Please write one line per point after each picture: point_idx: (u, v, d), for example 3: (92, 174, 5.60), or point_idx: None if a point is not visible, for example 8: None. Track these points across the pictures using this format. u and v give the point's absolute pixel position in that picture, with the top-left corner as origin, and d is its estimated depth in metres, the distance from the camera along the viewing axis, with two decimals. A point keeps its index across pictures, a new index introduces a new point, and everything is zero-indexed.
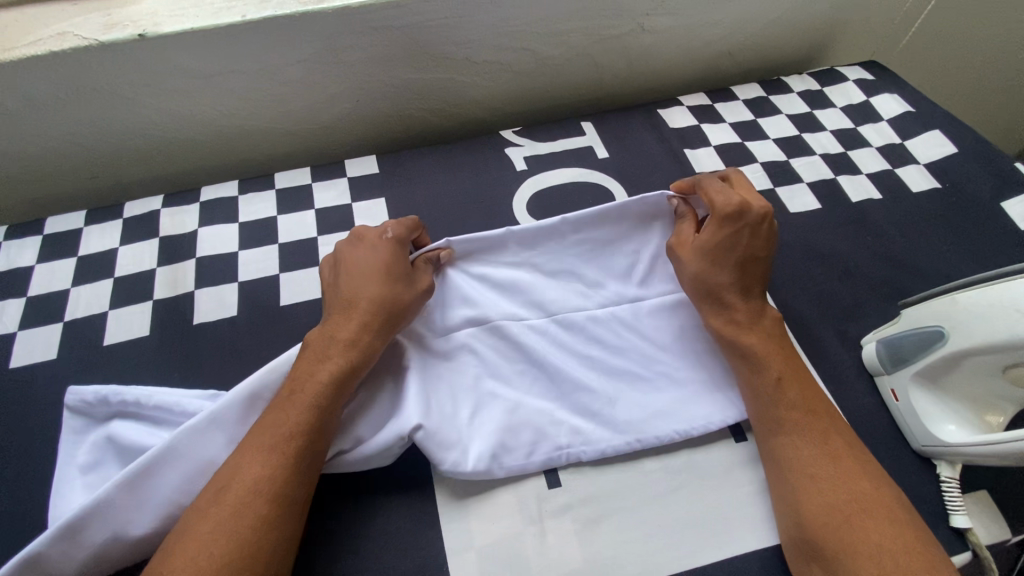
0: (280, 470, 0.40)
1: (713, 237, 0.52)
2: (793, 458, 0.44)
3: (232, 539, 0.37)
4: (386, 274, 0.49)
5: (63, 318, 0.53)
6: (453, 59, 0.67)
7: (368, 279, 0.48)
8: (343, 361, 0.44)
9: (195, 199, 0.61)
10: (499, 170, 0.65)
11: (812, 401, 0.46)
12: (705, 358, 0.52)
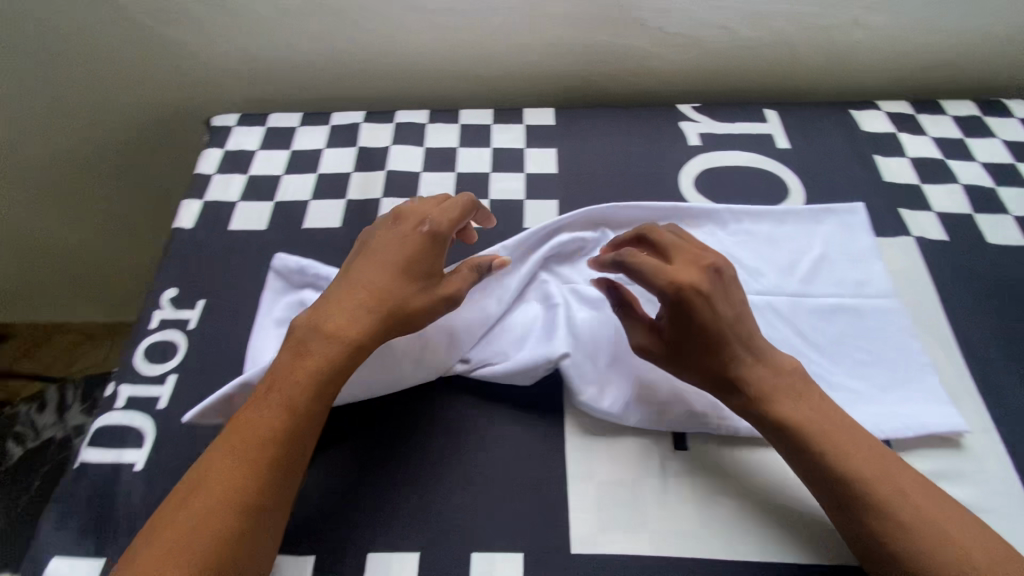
0: (245, 475, 0.38)
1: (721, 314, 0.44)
2: (866, 523, 0.39)
3: (230, 487, 0.37)
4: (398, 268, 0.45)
5: (274, 199, 0.62)
6: (647, 27, 0.68)
7: (380, 268, 0.45)
8: (327, 366, 0.42)
9: (390, 120, 0.68)
10: (672, 142, 0.66)
11: (873, 460, 0.40)
12: (862, 368, 0.50)
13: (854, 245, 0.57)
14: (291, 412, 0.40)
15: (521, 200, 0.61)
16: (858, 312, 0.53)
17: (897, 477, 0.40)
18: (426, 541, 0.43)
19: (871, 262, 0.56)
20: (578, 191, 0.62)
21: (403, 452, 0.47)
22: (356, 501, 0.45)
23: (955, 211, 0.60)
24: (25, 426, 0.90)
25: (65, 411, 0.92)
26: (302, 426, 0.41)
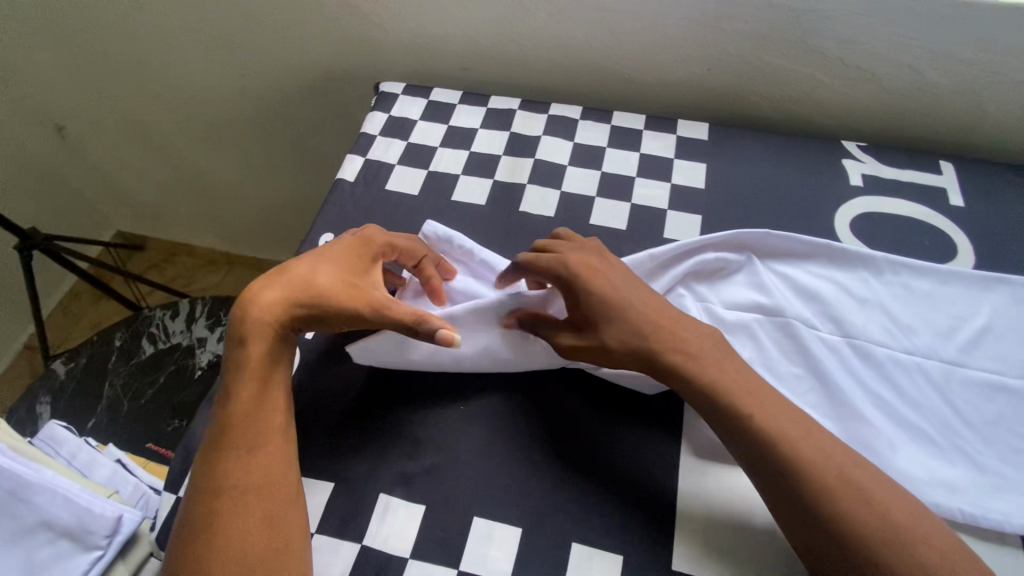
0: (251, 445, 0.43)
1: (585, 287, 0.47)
2: (802, 506, 0.39)
3: (239, 461, 0.42)
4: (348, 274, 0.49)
5: (427, 168, 0.65)
6: (825, 56, 0.65)
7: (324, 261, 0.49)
8: (266, 318, 0.46)
9: (544, 111, 0.70)
10: (830, 179, 0.63)
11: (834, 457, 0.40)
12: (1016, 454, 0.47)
13: None
14: (253, 382, 0.45)
15: (663, 210, 0.61)
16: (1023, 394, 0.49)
17: (814, 456, 0.40)
18: (530, 519, 0.45)
19: None
20: (723, 211, 0.61)
21: (519, 429, 0.49)
22: (470, 466, 0.47)
23: None
24: (157, 327, 0.99)
25: (192, 323, 0.99)
26: (261, 383, 0.45)
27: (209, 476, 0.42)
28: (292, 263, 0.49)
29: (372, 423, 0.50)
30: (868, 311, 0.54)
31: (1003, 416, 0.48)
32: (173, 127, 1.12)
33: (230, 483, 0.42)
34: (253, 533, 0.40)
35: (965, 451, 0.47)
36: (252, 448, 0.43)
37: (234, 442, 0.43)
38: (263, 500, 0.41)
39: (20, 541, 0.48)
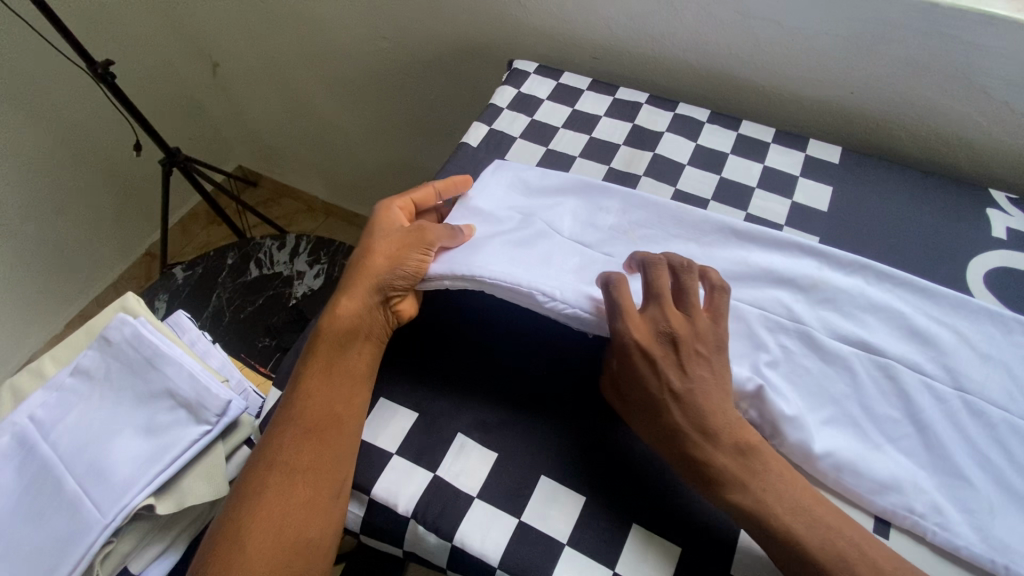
0: (305, 444, 0.46)
1: (683, 355, 0.45)
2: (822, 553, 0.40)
3: (298, 465, 0.45)
4: (386, 237, 0.54)
5: (547, 145, 0.68)
6: (988, 98, 0.61)
7: (384, 249, 0.53)
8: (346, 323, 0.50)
9: (672, 109, 0.70)
10: (967, 226, 0.59)
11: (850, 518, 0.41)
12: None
13: None
14: (304, 372, 0.49)
15: (779, 224, 0.60)
16: None
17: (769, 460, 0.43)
18: (597, 489, 0.46)
19: None
20: (842, 238, 0.59)
21: (596, 405, 0.50)
22: (546, 428, 0.49)
23: None
24: (265, 254, 1.08)
25: (295, 256, 1.08)
26: (323, 372, 0.49)
27: (257, 482, 0.45)
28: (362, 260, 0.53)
29: (457, 370, 0.52)
30: (988, 368, 0.50)
31: None
32: (309, 77, 1.21)
33: (277, 463, 0.46)
34: (291, 517, 0.44)
35: None
36: (304, 434, 0.46)
37: (286, 426, 0.47)
38: (302, 487, 0.45)
39: (147, 403, 0.55)
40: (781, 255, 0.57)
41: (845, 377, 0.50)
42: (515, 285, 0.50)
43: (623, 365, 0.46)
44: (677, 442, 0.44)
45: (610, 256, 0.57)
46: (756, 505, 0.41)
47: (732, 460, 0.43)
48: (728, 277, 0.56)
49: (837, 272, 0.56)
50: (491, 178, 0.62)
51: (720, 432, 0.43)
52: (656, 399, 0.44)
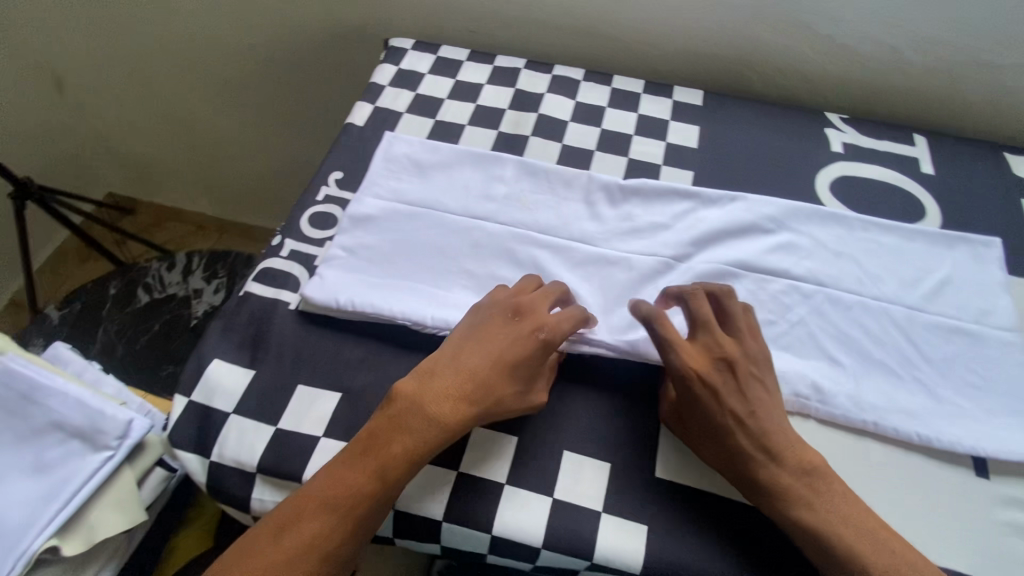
0: (336, 530, 0.41)
1: (745, 382, 0.46)
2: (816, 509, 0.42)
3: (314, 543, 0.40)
4: (500, 361, 0.46)
5: (434, 117, 0.68)
6: (814, 32, 0.69)
7: (491, 351, 0.46)
8: (431, 419, 0.44)
9: (549, 71, 0.73)
10: (812, 145, 0.67)
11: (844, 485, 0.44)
12: (971, 387, 0.51)
13: (987, 273, 0.57)
14: (381, 467, 0.42)
15: (658, 165, 0.65)
16: (976, 338, 0.53)
17: (767, 418, 0.45)
18: (525, 431, 0.49)
19: (998, 295, 0.55)
20: (713, 169, 0.65)
21: None
22: None
23: None
24: (154, 277, 1.00)
25: (189, 274, 1.01)
26: (402, 466, 0.42)
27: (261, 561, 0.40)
28: (460, 366, 0.46)
29: (372, 349, 0.52)
30: (841, 263, 0.58)
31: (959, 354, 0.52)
32: (173, 84, 1.12)
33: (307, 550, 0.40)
34: None
35: (934, 390, 0.51)
36: (349, 520, 0.41)
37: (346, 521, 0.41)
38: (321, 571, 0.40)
39: (31, 442, 0.49)
40: (662, 192, 0.62)
41: (729, 291, 0.56)
42: (391, 317, 0.51)
43: (687, 396, 0.45)
44: (777, 484, 0.43)
45: (505, 225, 0.59)
46: (768, 476, 0.43)
47: (861, 543, 0.40)
48: (617, 224, 0.60)
49: (712, 201, 0.61)
50: (375, 168, 0.62)
51: (822, 489, 0.43)
52: (724, 425, 0.44)
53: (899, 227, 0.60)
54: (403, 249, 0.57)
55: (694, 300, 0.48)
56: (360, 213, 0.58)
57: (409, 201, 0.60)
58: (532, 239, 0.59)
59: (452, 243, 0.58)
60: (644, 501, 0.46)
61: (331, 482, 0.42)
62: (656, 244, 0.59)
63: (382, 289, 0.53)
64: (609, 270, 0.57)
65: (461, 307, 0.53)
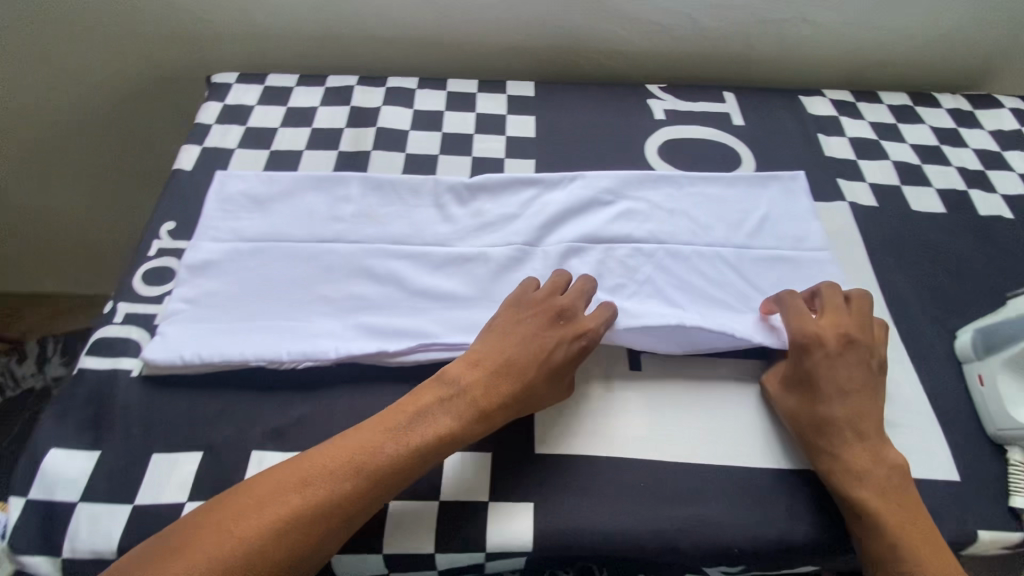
0: (355, 497, 0.41)
1: (856, 364, 0.48)
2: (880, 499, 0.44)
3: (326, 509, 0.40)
4: (547, 362, 0.48)
5: (269, 148, 0.66)
6: (621, 13, 0.75)
7: (539, 341, 0.49)
8: (479, 405, 0.46)
9: (382, 84, 0.73)
10: (638, 116, 0.73)
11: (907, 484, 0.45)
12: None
13: (797, 203, 0.63)
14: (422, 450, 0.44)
15: (500, 159, 0.67)
16: (795, 260, 0.59)
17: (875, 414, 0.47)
18: None
19: (808, 220, 0.62)
20: (553, 154, 0.68)
21: (380, 372, 0.53)
22: (343, 411, 0.50)
23: (886, 183, 0.67)
24: (2, 375, 0.89)
25: (44, 364, 0.91)
26: (439, 449, 0.44)
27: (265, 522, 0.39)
28: (516, 355, 0.48)
29: (232, 397, 0.50)
30: (674, 219, 0.62)
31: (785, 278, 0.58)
32: None
33: (319, 514, 0.40)
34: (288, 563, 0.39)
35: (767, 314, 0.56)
36: (372, 489, 0.42)
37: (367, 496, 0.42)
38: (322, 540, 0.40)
39: None
40: (505, 183, 0.64)
41: (580, 264, 0.59)
42: (243, 363, 0.50)
43: (801, 364, 0.49)
44: (813, 420, 0.47)
45: (356, 243, 0.59)
46: (883, 477, 0.44)
47: (877, 491, 0.44)
48: (469, 221, 0.62)
49: (553, 184, 0.64)
50: (210, 211, 0.59)
51: (869, 446, 0.46)
52: (818, 388, 0.48)
53: (720, 177, 0.66)
54: (250, 288, 0.55)
55: (839, 300, 0.52)
56: (199, 261, 0.56)
57: (251, 238, 0.58)
58: (385, 250, 0.58)
59: (303, 272, 0.56)
60: (527, 481, 0.47)
61: (370, 447, 0.43)
62: (508, 233, 0.61)
63: (231, 335, 0.51)
64: (466, 266, 0.58)
65: (319, 336, 0.52)
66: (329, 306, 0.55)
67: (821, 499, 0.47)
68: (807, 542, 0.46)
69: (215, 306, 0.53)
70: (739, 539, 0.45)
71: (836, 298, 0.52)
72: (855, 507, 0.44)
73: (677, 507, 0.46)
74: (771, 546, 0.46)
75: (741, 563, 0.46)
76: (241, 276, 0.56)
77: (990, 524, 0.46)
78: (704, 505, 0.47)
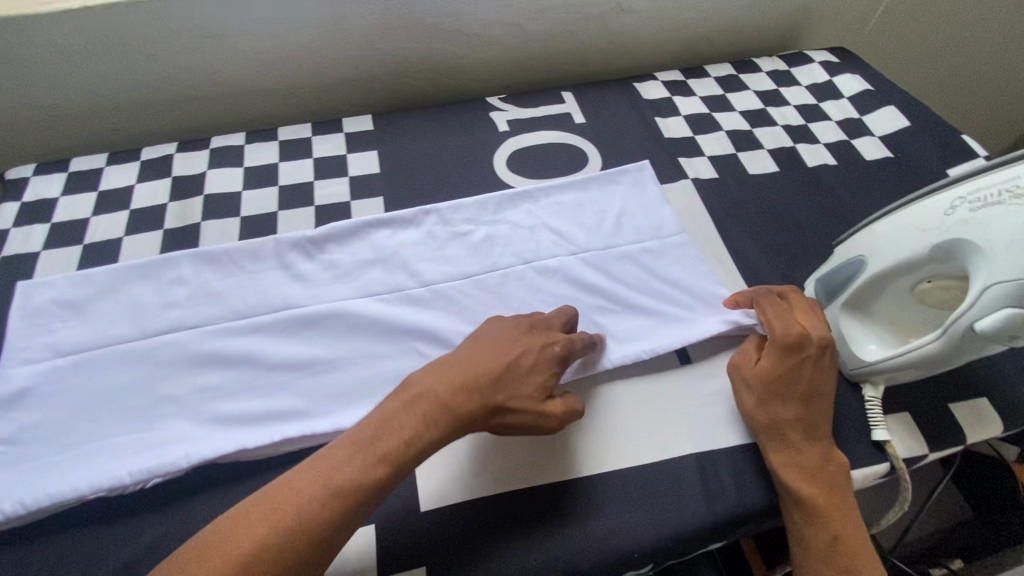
0: (303, 528, 0.37)
1: (821, 366, 0.47)
2: (819, 496, 0.44)
3: (275, 541, 0.36)
4: (536, 363, 0.45)
5: (82, 242, 0.59)
6: (444, 30, 0.73)
7: (511, 348, 0.46)
8: (445, 421, 0.42)
9: (206, 147, 0.68)
10: (482, 131, 0.72)
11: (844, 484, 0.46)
12: (672, 296, 0.57)
13: (644, 195, 0.64)
14: (403, 468, 0.40)
15: (346, 202, 0.64)
16: (655, 250, 0.60)
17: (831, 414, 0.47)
18: None
19: (658, 208, 0.63)
20: (401, 186, 0.66)
21: (244, 467, 0.48)
22: (206, 519, 0.45)
23: (723, 153, 0.70)
24: None
25: None
26: (399, 472, 0.40)
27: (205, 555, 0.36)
28: (488, 359, 0.45)
29: (75, 539, 0.44)
30: (532, 233, 0.62)
31: (645, 271, 0.59)
32: None
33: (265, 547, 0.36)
34: None
35: (634, 315, 0.55)
36: (323, 520, 0.37)
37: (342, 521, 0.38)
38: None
39: None
40: (352, 230, 0.61)
41: (443, 298, 0.57)
42: (79, 498, 0.44)
43: (771, 362, 0.48)
44: (775, 420, 0.46)
45: (195, 328, 0.54)
46: (825, 471, 0.45)
47: (823, 488, 0.44)
48: (318, 277, 0.58)
49: (404, 221, 0.62)
50: (15, 330, 0.52)
51: (821, 443, 0.46)
52: (781, 386, 0.47)
53: (570, 181, 0.66)
54: (75, 409, 0.49)
55: (812, 304, 0.51)
56: (6, 392, 0.49)
57: (70, 350, 0.52)
58: (228, 329, 0.53)
59: (136, 375, 0.51)
60: (416, 543, 0.44)
61: (337, 464, 0.39)
62: (363, 281, 0.58)
63: (58, 470, 0.45)
64: (321, 326, 0.54)
65: (163, 443, 0.47)
66: (170, 406, 0.49)
67: (709, 479, 0.47)
68: (707, 526, 0.45)
69: (34, 441, 0.47)
70: (642, 542, 0.44)
71: (806, 301, 0.52)
72: (805, 505, 0.44)
73: (575, 527, 0.45)
74: (673, 539, 0.45)
75: (649, 562, 0.45)
76: (63, 398, 0.49)
77: (859, 462, 0.48)
78: (601, 517, 0.45)
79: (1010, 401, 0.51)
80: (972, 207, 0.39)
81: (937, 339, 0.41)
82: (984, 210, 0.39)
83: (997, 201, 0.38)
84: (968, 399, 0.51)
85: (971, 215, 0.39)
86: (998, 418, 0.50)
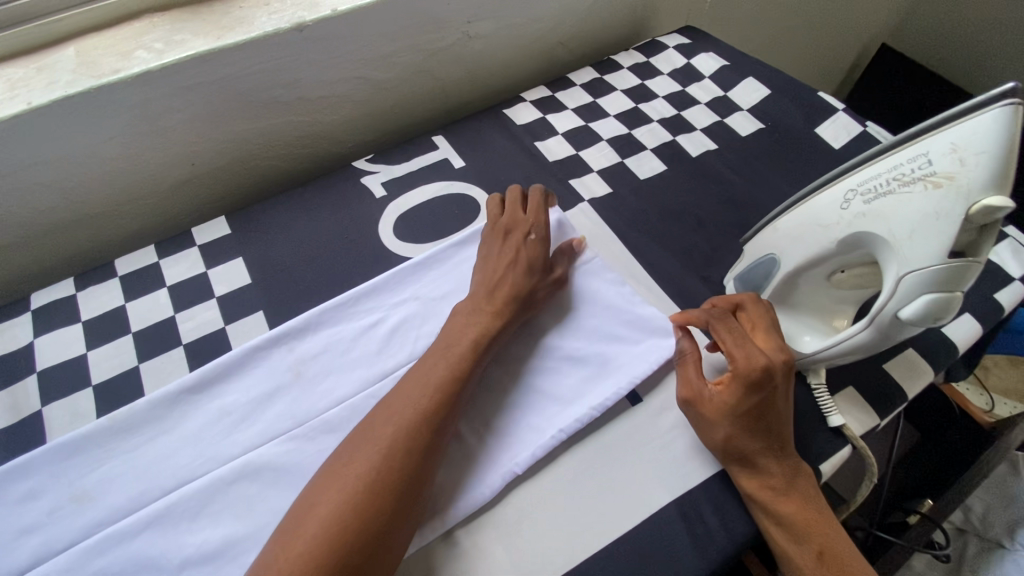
0: (412, 443, 0.42)
1: (781, 391, 0.44)
2: (797, 513, 0.42)
3: (393, 458, 0.41)
4: (519, 260, 0.54)
5: None
6: (284, 102, 0.65)
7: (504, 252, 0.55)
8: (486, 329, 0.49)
9: (25, 308, 0.56)
10: (357, 201, 0.65)
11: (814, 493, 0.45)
12: (611, 333, 0.53)
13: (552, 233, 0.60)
14: (462, 380, 0.46)
15: (222, 330, 0.55)
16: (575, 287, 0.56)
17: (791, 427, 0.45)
18: None
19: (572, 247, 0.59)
20: (281, 291, 0.58)
21: None
22: None
23: (610, 164, 0.68)
24: None
25: None
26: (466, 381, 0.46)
27: (343, 479, 0.40)
28: (492, 269, 0.53)
29: None
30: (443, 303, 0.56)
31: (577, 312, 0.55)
32: None
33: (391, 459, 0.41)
34: (362, 528, 0.38)
35: (579, 368, 0.52)
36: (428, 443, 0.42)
37: (432, 444, 0.42)
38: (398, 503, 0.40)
39: None
40: (240, 362, 0.52)
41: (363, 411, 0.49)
42: None
43: (727, 397, 0.44)
44: (743, 449, 0.44)
45: (67, 548, 0.43)
46: (796, 485, 0.43)
47: (798, 504, 0.43)
48: (210, 431, 0.49)
49: (297, 333, 0.54)
50: None
51: (788, 459, 0.44)
52: (745, 416, 0.44)
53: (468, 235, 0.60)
54: None
55: (766, 318, 0.47)
56: None
57: None
58: (109, 536, 0.43)
59: None
60: None
61: (412, 402, 0.44)
62: (266, 419, 0.49)
63: None
64: (227, 492, 0.46)
65: None
66: None
67: (695, 525, 0.45)
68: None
69: None
70: None
71: (760, 316, 0.47)
72: (785, 524, 0.42)
73: None
74: None
75: None
76: None
77: (824, 454, 0.48)
78: None
79: (933, 344, 0.53)
80: (866, 198, 0.39)
81: (865, 328, 0.42)
82: (879, 201, 0.39)
83: (889, 190, 0.38)
84: (899, 355, 0.53)
85: (867, 208, 0.39)
86: (928, 365, 0.52)
